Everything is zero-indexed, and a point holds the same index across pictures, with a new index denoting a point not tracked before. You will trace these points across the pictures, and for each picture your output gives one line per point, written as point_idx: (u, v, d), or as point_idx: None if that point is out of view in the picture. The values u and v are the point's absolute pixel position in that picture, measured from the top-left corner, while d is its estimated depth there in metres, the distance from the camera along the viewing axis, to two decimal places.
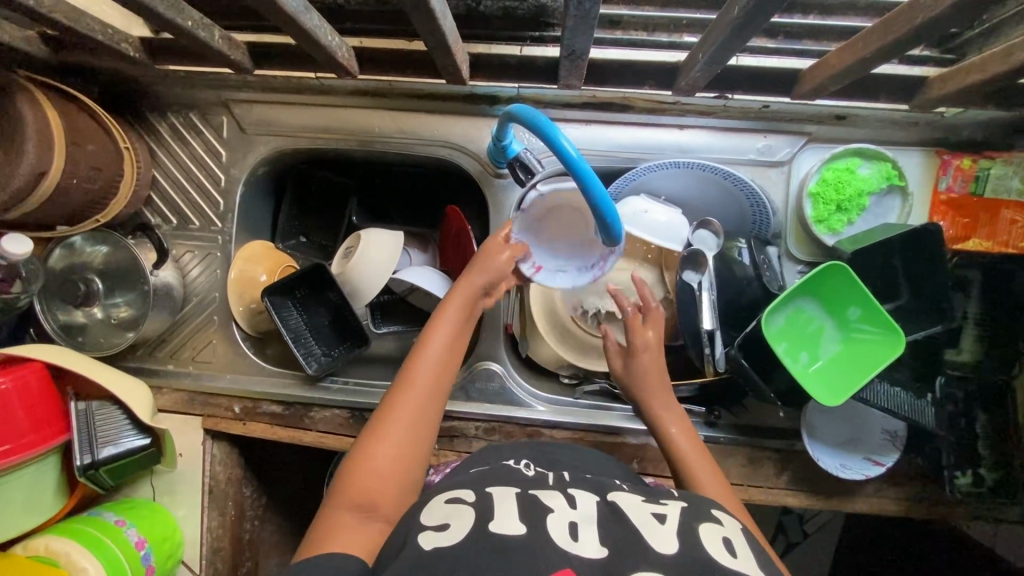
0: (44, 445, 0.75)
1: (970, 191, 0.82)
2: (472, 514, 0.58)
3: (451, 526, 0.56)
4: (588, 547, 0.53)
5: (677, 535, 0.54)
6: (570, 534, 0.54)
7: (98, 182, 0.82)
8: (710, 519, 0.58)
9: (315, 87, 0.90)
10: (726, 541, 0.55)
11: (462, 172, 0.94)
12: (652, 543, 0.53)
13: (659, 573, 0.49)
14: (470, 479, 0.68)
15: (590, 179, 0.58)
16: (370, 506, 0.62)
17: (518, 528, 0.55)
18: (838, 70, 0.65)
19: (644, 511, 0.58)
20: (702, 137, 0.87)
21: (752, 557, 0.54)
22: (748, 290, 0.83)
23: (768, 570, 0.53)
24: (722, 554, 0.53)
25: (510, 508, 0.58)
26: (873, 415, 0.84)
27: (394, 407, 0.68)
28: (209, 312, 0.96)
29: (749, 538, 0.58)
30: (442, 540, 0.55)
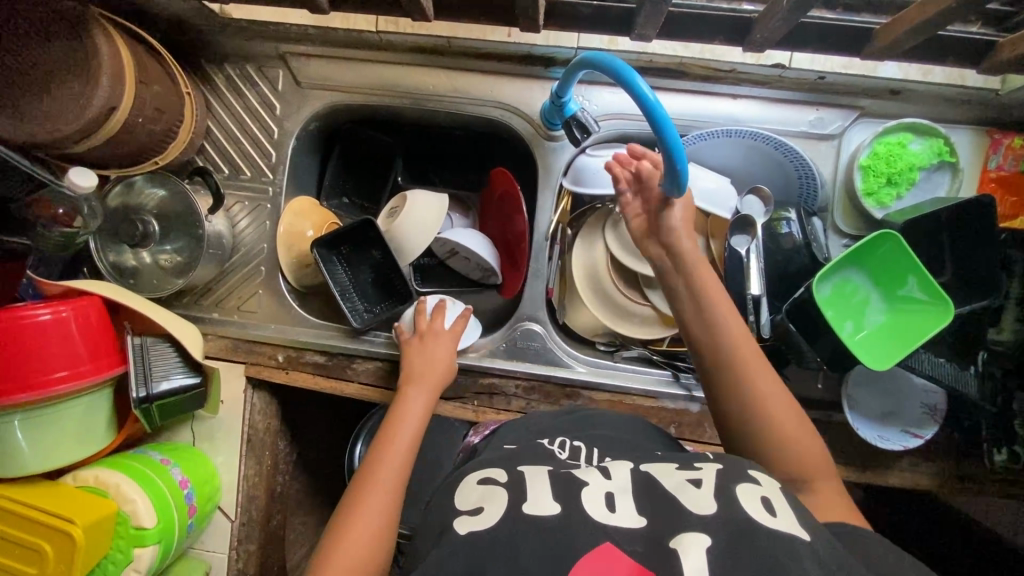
0: (103, 375, 0.76)
1: (1020, 169, 0.83)
2: (506, 496, 0.60)
3: (484, 511, 0.58)
4: (624, 517, 0.55)
5: (713, 496, 0.55)
6: (607, 504, 0.57)
7: (160, 124, 0.83)
8: (746, 479, 0.58)
9: (373, 43, 0.91)
10: (766, 500, 0.55)
11: (513, 135, 0.95)
12: (688, 507, 0.54)
13: (702, 534, 0.51)
14: (503, 458, 0.70)
15: (666, 124, 0.60)
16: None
17: (552, 507, 0.56)
18: (917, 25, 0.66)
19: (679, 478, 0.60)
20: (754, 106, 0.88)
21: (791, 514, 0.54)
22: (797, 259, 0.84)
23: (808, 525, 0.53)
24: (761, 513, 0.53)
25: (545, 488, 0.60)
26: (914, 388, 0.85)
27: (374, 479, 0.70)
28: (256, 262, 0.98)
29: (787, 495, 0.58)
30: (476, 525, 0.57)
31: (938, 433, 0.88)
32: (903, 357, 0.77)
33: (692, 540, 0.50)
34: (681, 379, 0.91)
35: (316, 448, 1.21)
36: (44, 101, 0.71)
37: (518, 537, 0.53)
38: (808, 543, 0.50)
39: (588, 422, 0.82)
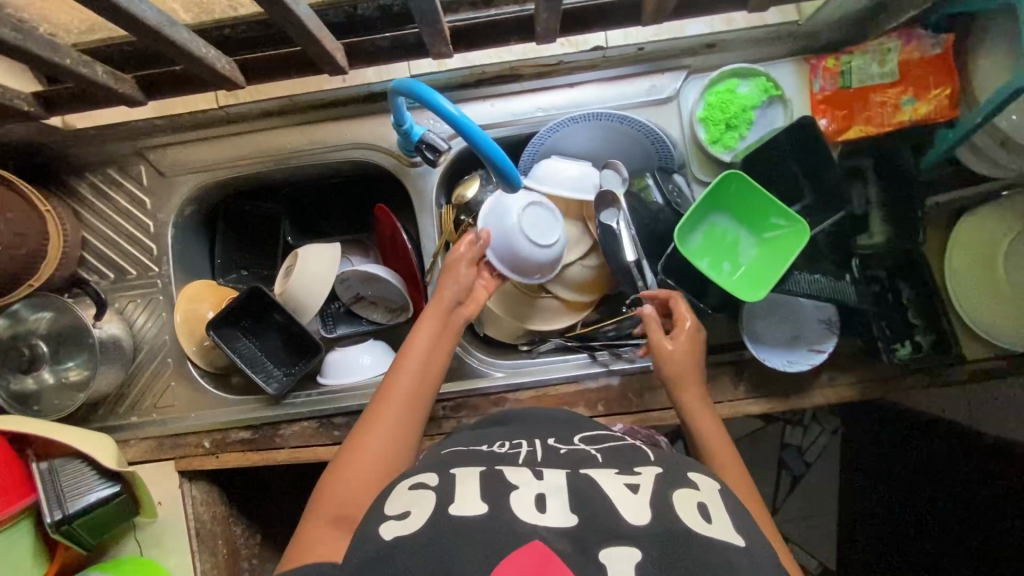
0: (12, 506, 0.76)
1: (840, 86, 0.88)
2: (435, 499, 0.59)
3: (411, 514, 0.58)
4: (555, 517, 0.56)
5: (648, 504, 0.58)
6: (537, 508, 0.57)
7: (24, 248, 0.83)
8: (686, 483, 0.62)
9: (221, 118, 0.94)
10: (702, 507, 0.59)
11: (381, 171, 0.98)
12: (625, 514, 0.56)
13: (630, 545, 0.53)
14: (443, 459, 0.69)
15: (472, 130, 0.64)
16: (342, 519, 0.62)
17: (479, 508, 0.57)
18: None
19: (617, 482, 0.61)
20: (591, 89, 0.92)
21: (727, 519, 0.59)
22: (662, 218, 0.89)
23: (741, 530, 0.58)
24: (697, 521, 0.56)
25: (474, 487, 0.60)
26: (804, 308, 0.89)
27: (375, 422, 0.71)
28: (162, 356, 0.98)
29: (723, 496, 0.62)
30: (402, 529, 0.56)
31: (846, 345, 0.92)
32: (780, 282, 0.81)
33: (618, 550, 0.53)
34: (597, 358, 0.94)
35: (286, 524, 1.19)
36: None
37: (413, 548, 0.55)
38: (743, 548, 0.55)
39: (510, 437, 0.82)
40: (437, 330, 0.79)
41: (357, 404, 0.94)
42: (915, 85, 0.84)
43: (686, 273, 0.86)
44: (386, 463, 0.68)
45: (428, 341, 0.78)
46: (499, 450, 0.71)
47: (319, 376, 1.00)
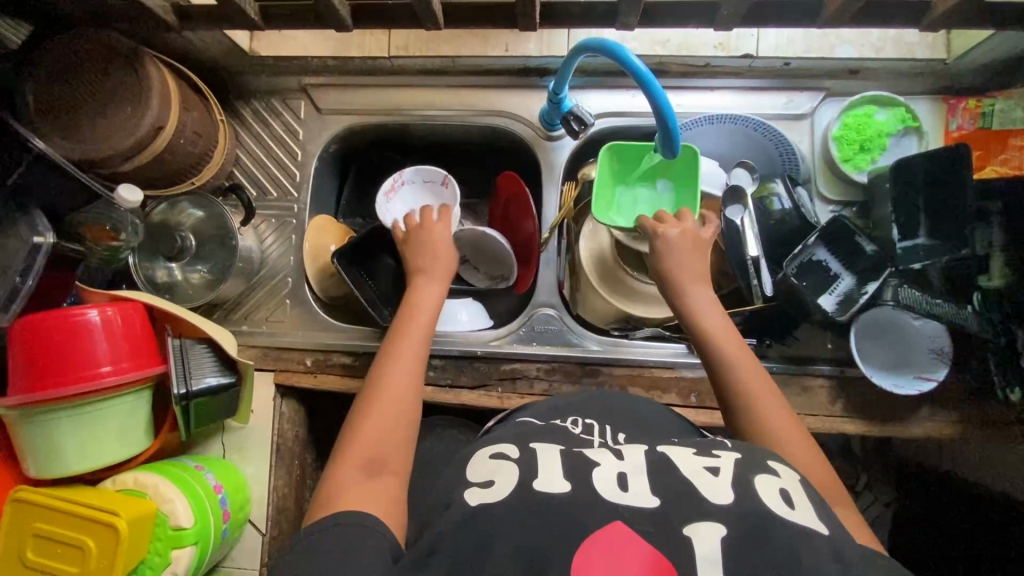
0: (144, 372, 0.80)
1: (979, 126, 0.90)
2: (517, 470, 0.61)
3: (495, 483, 0.60)
4: (639, 497, 0.56)
5: (730, 486, 0.57)
6: (620, 484, 0.58)
7: (198, 146, 0.92)
8: (766, 470, 0.60)
9: (385, 68, 1.02)
10: (784, 493, 0.57)
11: (516, 141, 1.04)
12: (708, 495, 0.55)
13: (716, 523, 0.53)
14: (523, 433, 0.72)
15: (656, 89, 0.69)
16: (377, 463, 0.66)
17: (562, 486, 0.58)
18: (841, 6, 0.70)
19: (695, 464, 0.61)
20: (732, 96, 0.97)
21: (812, 509, 0.56)
22: (789, 221, 0.92)
23: (826, 520, 0.55)
24: (778, 505, 0.55)
25: (558, 464, 0.61)
26: (917, 334, 0.89)
27: (393, 364, 0.76)
28: (283, 275, 1.04)
29: (804, 487, 0.60)
30: (487, 497, 0.58)
31: (952, 380, 0.91)
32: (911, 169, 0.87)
33: (701, 530, 0.52)
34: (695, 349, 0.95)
35: None
36: (97, 123, 0.79)
37: (505, 496, 0.57)
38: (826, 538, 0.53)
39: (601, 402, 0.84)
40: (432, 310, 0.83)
41: (458, 350, 0.97)
42: None
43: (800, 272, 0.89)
44: (406, 393, 0.73)
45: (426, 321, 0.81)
46: (573, 431, 0.73)
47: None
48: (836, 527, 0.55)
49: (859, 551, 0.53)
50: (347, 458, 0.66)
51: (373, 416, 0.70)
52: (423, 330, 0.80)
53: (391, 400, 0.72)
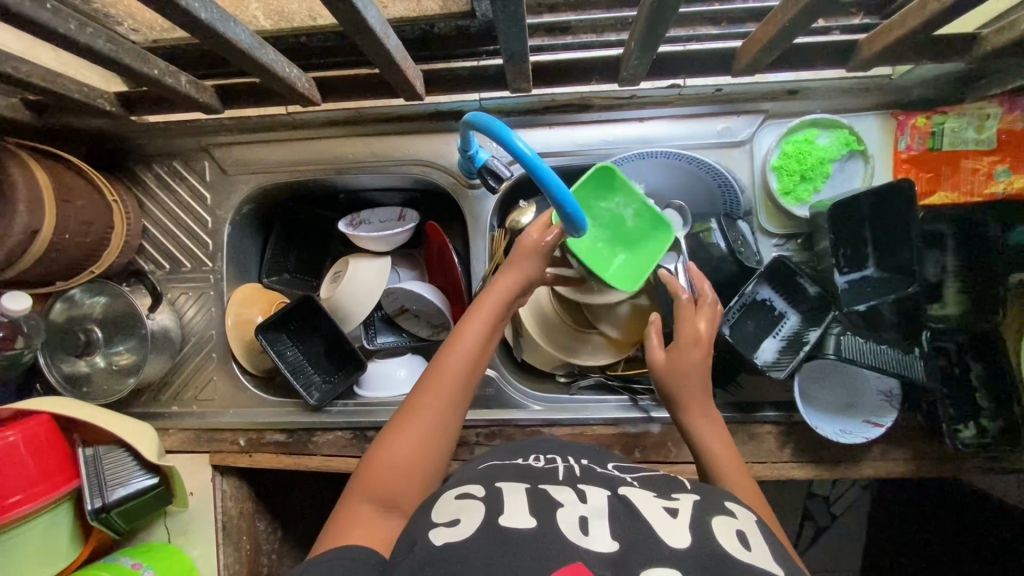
0: (57, 491, 0.77)
1: (929, 147, 0.83)
2: (485, 509, 0.56)
3: (461, 522, 0.54)
4: (598, 541, 0.50)
5: (688, 528, 0.51)
6: (579, 526, 0.52)
7: (90, 235, 0.85)
8: (722, 511, 0.56)
9: (288, 123, 0.94)
10: (740, 534, 0.53)
11: (439, 189, 0.97)
12: (662, 534, 0.50)
13: (668, 565, 0.47)
14: (488, 477, 0.65)
15: (546, 175, 0.62)
16: (390, 502, 0.61)
17: (527, 521, 0.52)
18: (768, 43, 0.62)
19: (654, 504, 0.56)
20: (663, 127, 0.90)
21: (766, 550, 0.52)
22: (724, 268, 0.85)
23: (780, 561, 0.51)
24: (734, 546, 0.50)
25: (523, 502, 0.56)
26: (865, 377, 0.85)
27: (421, 404, 0.66)
28: (208, 349, 1.00)
29: (761, 529, 0.56)
30: (452, 536, 0.53)
31: (904, 416, 0.87)
32: (824, 183, 0.87)
33: (659, 573, 0.46)
34: (639, 401, 0.91)
35: (305, 521, 1.21)
36: None
37: (467, 537, 0.52)
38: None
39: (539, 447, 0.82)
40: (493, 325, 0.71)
41: None
42: (1014, 155, 0.78)
43: (741, 319, 0.85)
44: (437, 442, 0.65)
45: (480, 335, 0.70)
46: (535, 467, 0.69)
47: (356, 386, 1.01)
48: (787, 568, 0.51)
49: None
50: (356, 493, 0.61)
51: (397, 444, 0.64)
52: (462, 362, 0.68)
53: (417, 444, 0.64)
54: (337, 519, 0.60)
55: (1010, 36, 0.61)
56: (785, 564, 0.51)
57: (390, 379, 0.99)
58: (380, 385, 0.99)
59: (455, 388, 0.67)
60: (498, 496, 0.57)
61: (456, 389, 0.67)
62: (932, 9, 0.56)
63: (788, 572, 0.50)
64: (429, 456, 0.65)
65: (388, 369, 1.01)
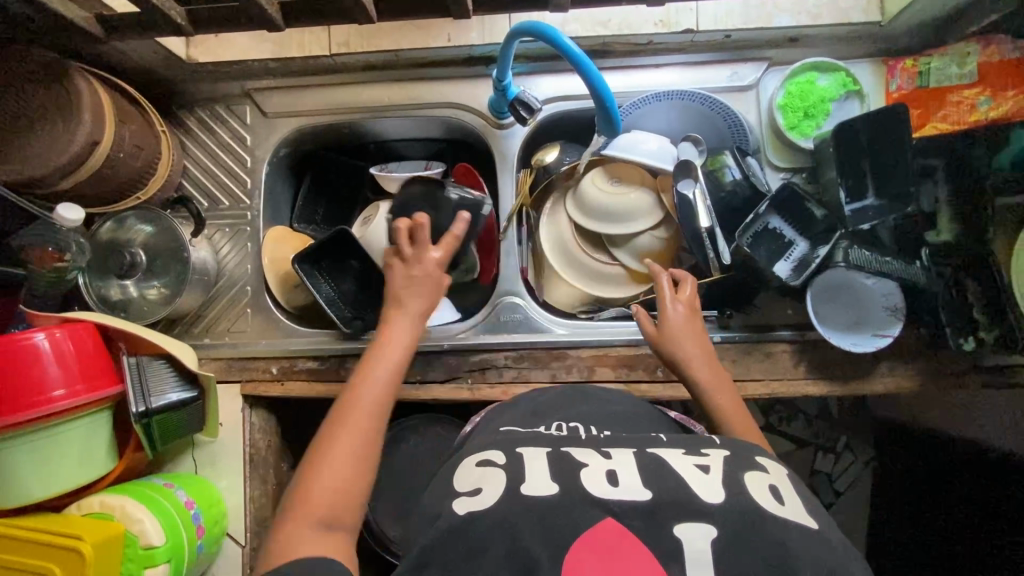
0: (99, 393, 0.78)
1: (917, 85, 0.92)
2: (506, 475, 0.55)
3: (483, 491, 0.53)
4: (630, 490, 0.51)
5: (723, 484, 0.51)
6: (608, 481, 0.52)
7: (140, 160, 0.90)
8: (755, 466, 0.56)
9: (329, 66, 1.00)
10: (774, 488, 0.53)
11: (468, 132, 1.04)
12: (697, 492, 0.50)
13: (706, 523, 0.48)
14: (508, 440, 0.64)
15: (589, 69, 0.75)
16: (333, 519, 0.62)
17: (549, 487, 0.52)
18: None
19: (685, 461, 0.55)
20: (677, 73, 0.98)
21: (801, 503, 0.52)
22: (740, 193, 0.93)
23: (814, 513, 0.51)
24: (768, 499, 0.50)
25: (545, 464, 0.55)
26: (872, 292, 0.88)
27: (341, 427, 0.69)
28: (241, 284, 1.02)
29: (794, 482, 0.56)
30: (474, 506, 0.52)
31: (908, 335, 0.93)
32: (828, 120, 0.94)
33: (690, 530, 0.47)
34: None
35: None
36: (29, 141, 0.78)
37: (492, 504, 0.51)
38: (818, 531, 0.49)
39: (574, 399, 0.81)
40: (403, 344, 0.79)
41: (423, 345, 0.97)
42: (993, 86, 0.85)
43: (761, 239, 0.90)
44: (364, 456, 0.67)
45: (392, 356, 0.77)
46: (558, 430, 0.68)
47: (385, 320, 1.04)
48: (823, 522, 0.51)
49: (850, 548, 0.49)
50: (297, 517, 0.61)
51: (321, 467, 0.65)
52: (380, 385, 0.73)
53: (343, 465, 0.65)
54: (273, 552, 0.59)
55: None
56: (821, 518, 0.51)
57: None
58: None
59: (370, 405, 0.71)
60: (521, 461, 0.56)
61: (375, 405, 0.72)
62: None
63: (823, 522, 0.51)
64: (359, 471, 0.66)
65: None
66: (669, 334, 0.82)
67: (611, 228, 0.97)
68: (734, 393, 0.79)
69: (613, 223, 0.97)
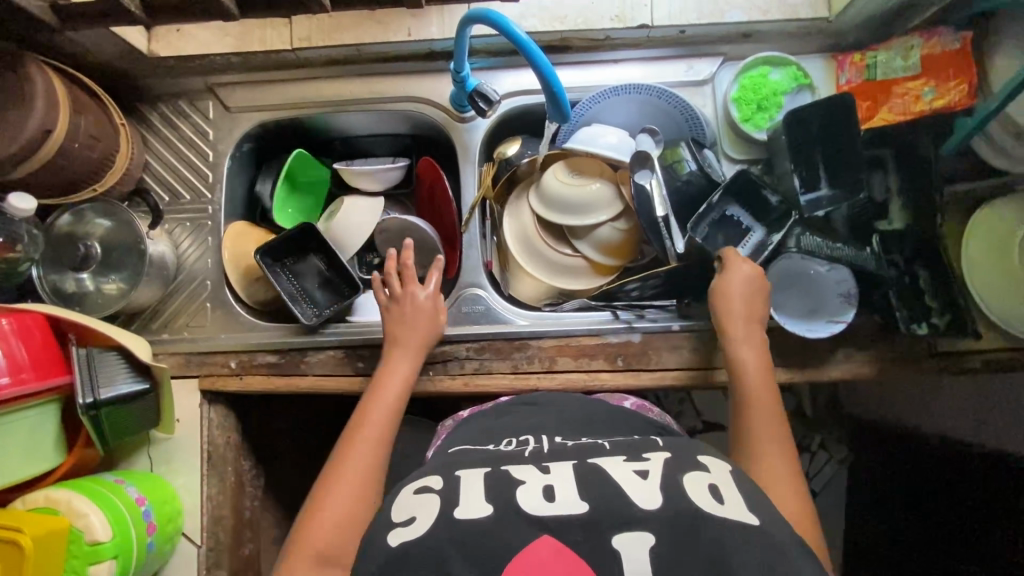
0: (46, 382, 0.77)
1: (865, 78, 0.94)
2: (439, 501, 0.56)
3: (416, 520, 0.54)
4: (566, 504, 0.53)
5: (660, 489, 0.54)
6: (544, 497, 0.54)
7: (97, 152, 0.89)
8: (697, 466, 0.58)
9: (292, 62, 1.01)
10: (713, 487, 0.55)
11: (432, 127, 1.05)
12: (636, 500, 0.53)
13: (644, 529, 0.51)
14: (448, 460, 0.64)
15: (535, 54, 0.76)
16: (330, 557, 0.65)
17: (484, 509, 0.54)
18: None
19: (624, 468, 0.57)
20: (635, 67, 1.00)
21: (741, 498, 0.55)
22: (694, 183, 0.95)
23: (757, 508, 0.54)
24: (708, 501, 0.53)
25: (479, 484, 0.57)
26: (826, 278, 0.89)
27: (342, 472, 0.73)
28: (202, 279, 1.01)
29: (737, 475, 0.58)
30: (407, 535, 0.53)
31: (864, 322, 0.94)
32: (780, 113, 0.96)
33: (631, 538, 0.50)
34: (620, 315, 0.96)
35: (288, 472, 1.20)
36: None
37: (423, 533, 0.53)
38: (756, 527, 0.51)
39: (532, 405, 0.85)
40: (405, 371, 0.86)
41: (384, 337, 0.96)
42: (936, 77, 0.87)
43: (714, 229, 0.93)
44: (364, 499, 0.71)
45: (398, 391, 0.84)
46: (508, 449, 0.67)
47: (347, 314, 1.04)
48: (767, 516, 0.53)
49: (789, 536, 0.51)
50: (297, 553, 0.65)
51: (324, 507, 0.69)
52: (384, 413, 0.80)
53: (342, 508, 0.69)
54: None
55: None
56: (766, 514, 0.53)
57: (378, 306, 1.03)
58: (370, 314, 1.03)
59: (372, 445, 0.76)
60: (455, 485, 0.57)
61: (373, 448, 0.76)
62: None
63: (766, 517, 0.53)
64: (359, 516, 0.69)
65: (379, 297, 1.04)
66: (721, 292, 0.84)
67: (571, 219, 0.98)
68: (775, 404, 0.78)
69: (575, 214, 0.98)
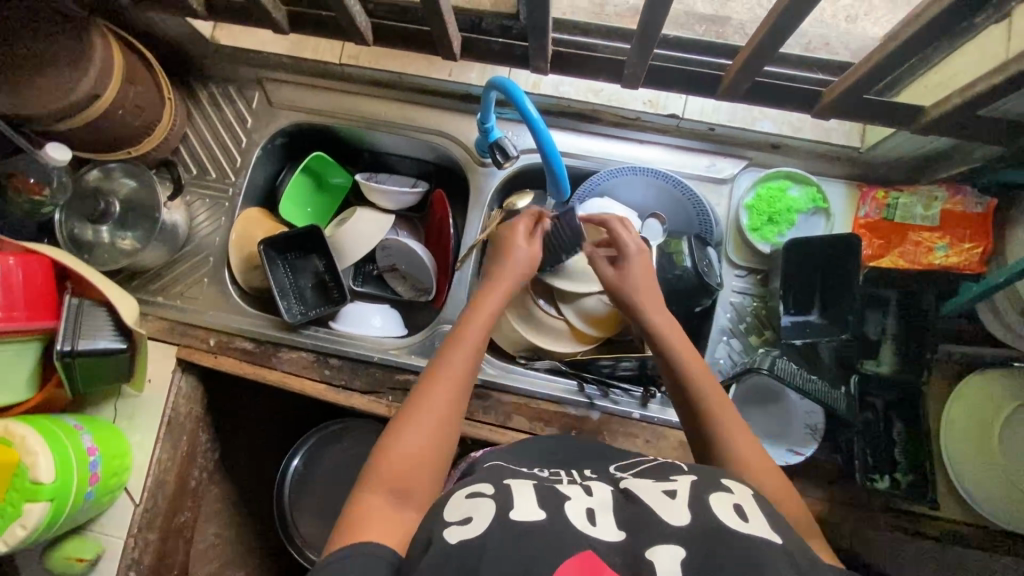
0: (34, 324, 0.83)
1: (883, 216, 0.92)
2: (493, 504, 0.55)
3: (473, 519, 0.53)
4: (606, 531, 0.52)
5: (688, 506, 0.53)
6: (587, 518, 0.53)
7: (139, 120, 0.95)
8: (720, 487, 0.56)
9: (339, 74, 1.07)
10: (737, 506, 0.53)
11: (453, 162, 1.08)
12: (664, 516, 0.52)
13: (674, 543, 0.49)
14: (491, 474, 0.64)
15: (540, 130, 0.78)
16: (404, 491, 0.60)
17: (536, 513, 0.53)
18: (750, 57, 0.76)
19: (654, 489, 0.56)
20: (658, 151, 1.01)
21: (766, 519, 0.53)
22: (684, 282, 0.92)
23: (779, 530, 0.52)
24: (731, 517, 0.51)
25: (530, 494, 0.56)
26: (797, 407, 0.90)
27: (422, 407, 0.65)
28: (206, 254, 1.06)
29: (759, 501, 0.56)
30: (466, 533, 0.51)
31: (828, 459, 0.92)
32: (790, 232, 0.96)
33: (664, 552, 0.48)
34: (585, 388, 0.97)
35: (243, 451, 1.23)
36: (36, 80, 0.84)
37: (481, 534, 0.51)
38: (779, 544, 0.49)
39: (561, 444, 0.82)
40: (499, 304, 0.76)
41: (357, 353, 1.00)
42: (953, 235, 0.87)
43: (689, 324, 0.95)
44: (441, 441, 0.64)
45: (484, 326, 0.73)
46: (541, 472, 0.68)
47: (331, 320, 1.07)
48: (788, 539, 0.51)
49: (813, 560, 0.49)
50: (373, 485, 0.60)
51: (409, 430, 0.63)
52: (472, 352, 0.71)
53: (420, 445, 0.63)
54: (344, 526, 0.57)
55: (946, 108, 0.75)
56: (787, 534, 0.52)
57: (361, 319, 1.05)
58: (350, 326, 1.05)
59: (455, 375, 0.68)
60: (506, 492, 0.56)
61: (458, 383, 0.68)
62: (876, 61, 0.72)
63: (788, 538, 0.51)
64: (437, 448, 0.64)
65: (363, 311, 1.07)
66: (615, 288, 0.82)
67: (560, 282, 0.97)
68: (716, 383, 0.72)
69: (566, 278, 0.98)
